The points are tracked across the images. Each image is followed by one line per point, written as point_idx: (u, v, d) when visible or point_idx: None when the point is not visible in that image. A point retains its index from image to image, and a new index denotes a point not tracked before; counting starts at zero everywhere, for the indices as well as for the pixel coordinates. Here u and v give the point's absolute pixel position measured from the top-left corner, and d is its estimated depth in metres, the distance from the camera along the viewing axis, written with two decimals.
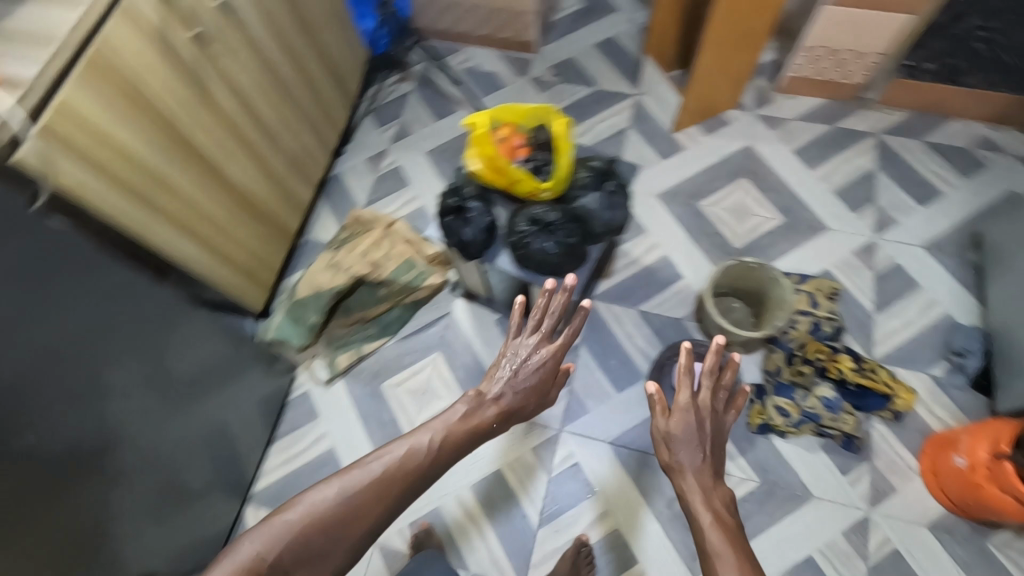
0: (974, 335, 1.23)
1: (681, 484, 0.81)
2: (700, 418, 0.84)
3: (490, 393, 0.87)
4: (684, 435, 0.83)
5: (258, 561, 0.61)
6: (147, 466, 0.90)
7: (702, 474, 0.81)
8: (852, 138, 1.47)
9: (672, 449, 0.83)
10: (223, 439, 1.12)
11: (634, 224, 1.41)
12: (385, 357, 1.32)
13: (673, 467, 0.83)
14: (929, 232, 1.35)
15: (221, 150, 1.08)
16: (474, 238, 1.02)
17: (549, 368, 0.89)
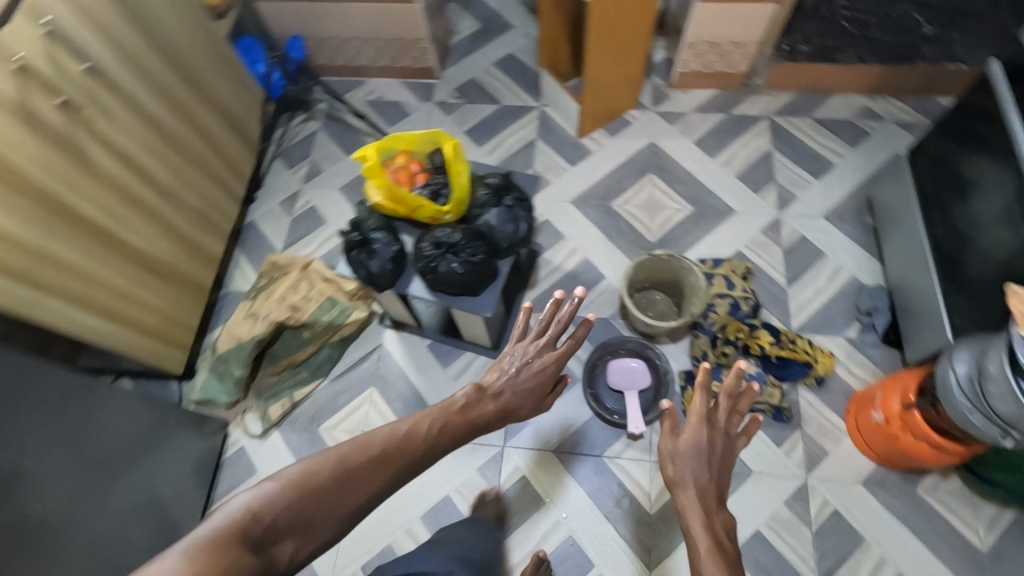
0: (879, 293, 1.29)
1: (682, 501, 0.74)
2: (711, 438, 0.78)
3: (490, 388, 0.82)
4: (691, 451, 0.77)
5: (249, 517, 0.52)
6: (76, 547, 0.90)
7: (705, 495, 0.74)
8: (746, 123, 1.54)
9: (675, 463, 0.77)
10: (161, 511, 1.08)
11: (552, 232, 1.44)
12: (320, 400, 1.29)
13: (675, 482, 0.76)
14: (826, 202, 1.43)
15: (111, 216, 1.05)
16: (382, 269, 1.02)
17: (549, 373, 0.85)
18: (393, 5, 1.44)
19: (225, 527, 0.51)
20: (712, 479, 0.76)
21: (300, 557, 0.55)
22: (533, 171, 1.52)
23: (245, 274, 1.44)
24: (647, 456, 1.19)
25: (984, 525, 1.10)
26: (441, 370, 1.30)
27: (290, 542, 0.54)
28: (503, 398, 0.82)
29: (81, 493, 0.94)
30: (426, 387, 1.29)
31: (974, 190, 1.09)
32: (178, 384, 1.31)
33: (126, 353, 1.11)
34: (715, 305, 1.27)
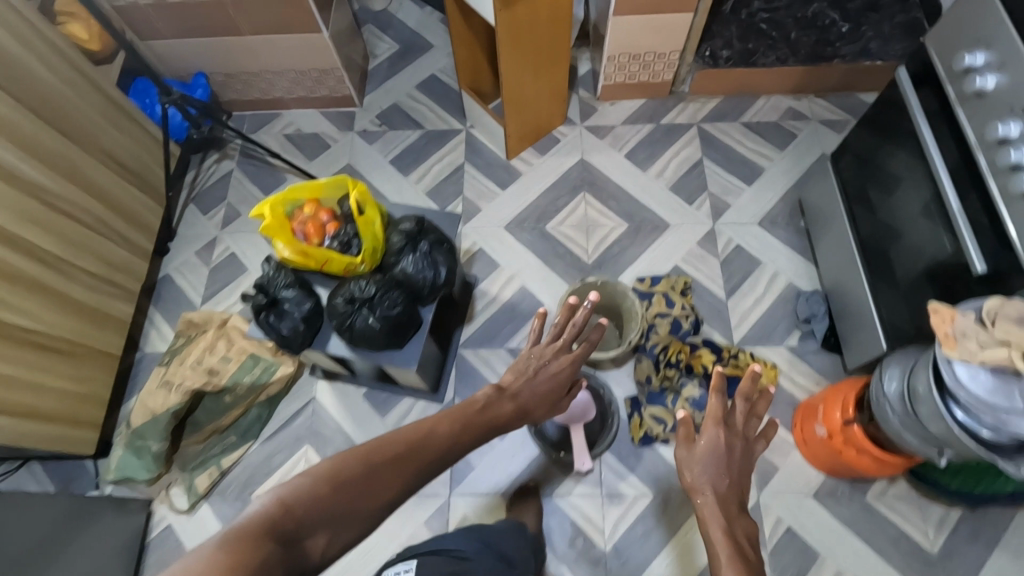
0: (816, 298, 1.28)
1: (702, 511, 0.70)
2: (729, 442, 0.74)
3: (509, 389, 0.81)
4: (711, 458, 0.72)
5: (280, 512, 0.50)
6: None
7: (725, 501, 0.70)
8: (675, 132, 1.52)
9: (693, 470, 0.73)
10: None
11: (487, 261, 1.38)
12: (251, 465, 1.21)
13: (695, 488, 0.72)
14: (760, 208, 1.41)
15: None
16: (294, 331, 0.95)
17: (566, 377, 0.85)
18: (297, 35, 1.36)
19: (258, 519, 0.49)
20: (732, 487, 0.72)
21: (334, 549, 0.53)
22: (463, 197, 1.46)
23: (163, 333, 1.34)
24: (599, 490, 1.16)
25: (933, 527, 1.10)
26: (380, 419, 1.23)
27: (322, 534, 0.52)
28: (521, 397, 0.81)
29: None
30: (364, 440, 1.22)
31: (892, 190, 1.09)
32: (95, 463, 1.21)
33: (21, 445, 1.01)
34: (654, 327, 1.24)
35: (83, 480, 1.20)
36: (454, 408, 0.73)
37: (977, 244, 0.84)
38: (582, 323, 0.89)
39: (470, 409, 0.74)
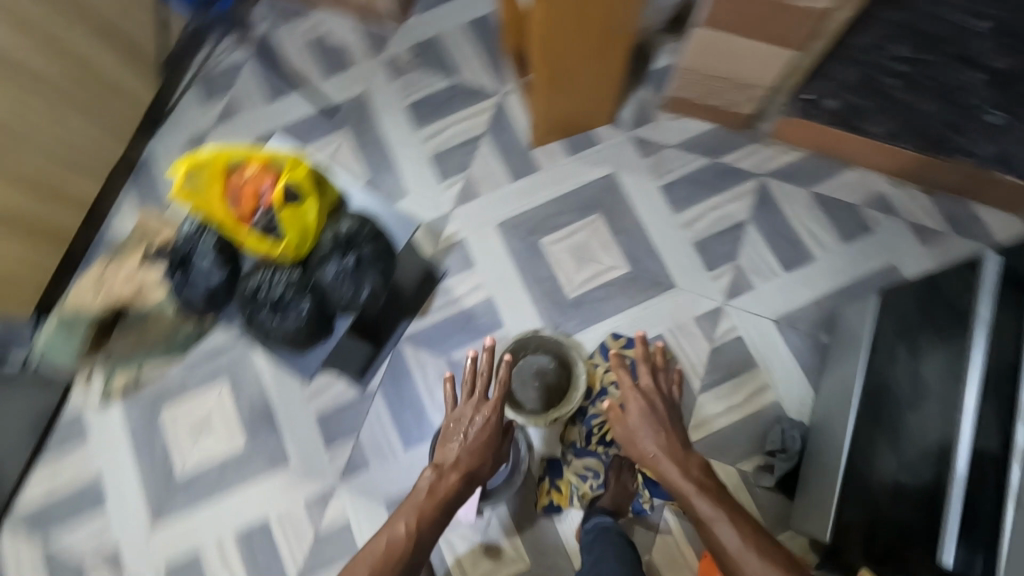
0: (794, 432, 1.11)
1: (658, 469, 0.88)
2: (648, 400, 0.94)
3: (445, 460, 0.86)
4: (642, 423, 0.92)
5: None
6: None
7: (671, 445, 0.90)
8: (729, 179, 1.28)
9: (636, 443, 0.91)
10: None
11: (463, 256, 1.25)
12: (168, 382, 1.21)
13: (645, 457, 0.90)
14: (784, 304, 1.21)
15: None
16: (198, 299, 0.90)
17: (494, 424, 0.89)
18: None
19: None
20: (668, 434, 0.91)
21: None
22: (466, 176, 1.30)
23: (127, 217, 1.31)
24: (479, 538, 1.11)
25: None
26: (299, 384, 1.20)
27: None
28: (462, 464, 0.86)
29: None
30: (278, 399, 1.19)
31: (923, 374, 0.90)
32: None
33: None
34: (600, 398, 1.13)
35: None
36: (406, 501, 0.83)
37: (956, 530, 0.75)
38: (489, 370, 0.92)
39: (422, 488, 0.84)
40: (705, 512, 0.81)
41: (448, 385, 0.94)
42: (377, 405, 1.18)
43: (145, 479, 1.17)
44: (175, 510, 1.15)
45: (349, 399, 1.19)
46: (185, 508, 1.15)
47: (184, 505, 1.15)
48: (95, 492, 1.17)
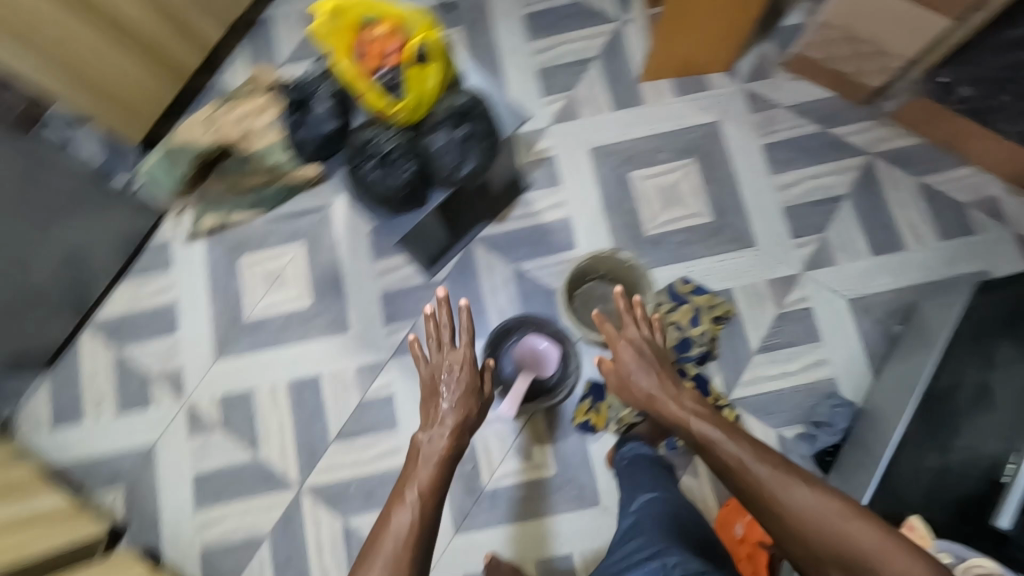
0: (844, 411, 1.10)
1: (655, 408, 0.89)
2: (637, 345, 0.91)
3: (435, 421, 0.84)
4: (634, 367, 0.91)
5: None
6: None
7: (663, 384, 0.90)
8: (836, 151, 1.24)
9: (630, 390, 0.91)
10: (86, 258, 1.18)
11: (550, 173, 1.26)
12: (251, 232, 1.28)
13: (641, 400, 0.90)
14: (863, 287, 1.18)
15: None
16: (309, 142, 0.93)
17: (469, 372, 0.88)
18: None
19: None
20: (660, 374, 0.91)
21: None
22: (569, 96, 1.29)
23: (240, 71, 1.35)
24: (512, 439, 1.15)
25: None
26: (370, 261, 1.24)
27: None
28: (449, 424, 0.84)
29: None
30: (349, 270, 1.24)
31: (993, 388, 0.88)
32: None
33: (74, 122, 1.08)
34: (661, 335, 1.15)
35: None
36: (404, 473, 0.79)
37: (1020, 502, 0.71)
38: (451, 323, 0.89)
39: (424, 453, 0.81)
40: (705, 436, 0.83)
41: (415, 346, 0.90)
42: (441, 295, 1.22)
43: (215, 315, 1.24)
44: (238, 348, 1.23)
45: (414, 284, 1.23)
46: (246, 350, 1.23)
47: (246, 346, 1.23)
48: (169, 316, 1.25)
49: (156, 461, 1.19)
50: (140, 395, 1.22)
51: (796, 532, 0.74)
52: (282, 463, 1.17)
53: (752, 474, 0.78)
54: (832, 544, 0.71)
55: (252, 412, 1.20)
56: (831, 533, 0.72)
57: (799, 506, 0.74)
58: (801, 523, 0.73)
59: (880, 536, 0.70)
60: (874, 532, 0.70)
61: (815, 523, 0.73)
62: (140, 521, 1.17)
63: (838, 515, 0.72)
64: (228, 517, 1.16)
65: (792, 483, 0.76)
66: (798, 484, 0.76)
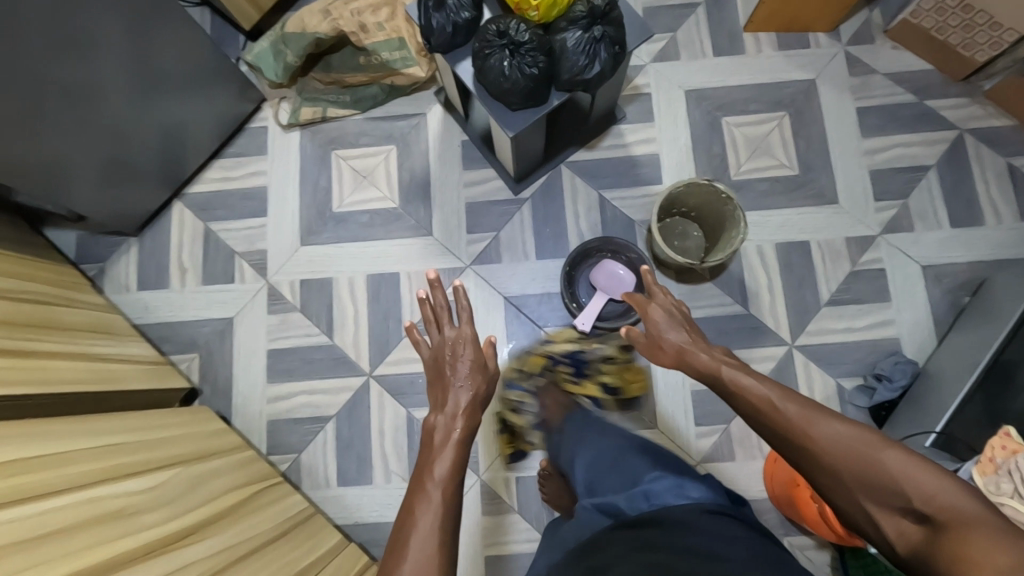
0: (906, 367, 1.13)
1: (684, 363, 0.83)
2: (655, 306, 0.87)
3: (448, 404, 0.80)
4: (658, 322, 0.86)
5: None
6: (116, 127, 1.05)
7: (692, 339, 0.83)
8: (928, 123, 1.26)
9: (657, 346, 0.86)
10: (190, 127, 1.21)
11: (644, 109, 1.28)
12: (346, 129, 1.31)
13: (669, 352, 0.85)
14: (937, 255, 1.20)
15: None
16: (441, 28, 0.94)
17: (472, 348, 0.85)
18: None
19: None
20: (689, 331, 0.85)
21: None
22: (672, 37, 1.31)
23: None
24: None
25: None
26: (460, 171, 1.28)
27: None
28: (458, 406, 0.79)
29: (112, 85, 0.99)
30: (437, 176, 1.28)
31: None
32: (245, 41, 1.34)
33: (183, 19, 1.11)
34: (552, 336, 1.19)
35: (231, 46, 1.33)
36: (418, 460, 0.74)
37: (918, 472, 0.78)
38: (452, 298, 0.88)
39: (439, 438, 0.76)
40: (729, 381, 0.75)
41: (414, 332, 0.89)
42: (524, 213, 1.26)
43: (305, 204, 1.28)
44: (323, 238, 1.27)
45: (499, 199, 1.26)
46: (330, 241, 1.27)
47: (330, 237, 1.27)
48: (258, 200, 1.29)
49: (234, 333, 1.23)
50: (224, 270, 1.26)
51: (826, 469, 0.62)
52: (354, 351, 1.22)
53: (779, 412, 0.68)
54: (862, 477, 0.59)
55: (331, 298, 1.24)
56: (862, 465, 0.59)
57: (831, 440, 0.62)
58: (828, 458, 0.62)
59: (915, 463, 0.57)
60: (911, 457, 0.58)
61: (845, 456, 0.61)
62: (214, 388, 1.21)
63: (867, 445, 0.60)
64: (297, 394, 1.20)
65: (820, 418, 0.65)
66: (826, 417, 0.64)
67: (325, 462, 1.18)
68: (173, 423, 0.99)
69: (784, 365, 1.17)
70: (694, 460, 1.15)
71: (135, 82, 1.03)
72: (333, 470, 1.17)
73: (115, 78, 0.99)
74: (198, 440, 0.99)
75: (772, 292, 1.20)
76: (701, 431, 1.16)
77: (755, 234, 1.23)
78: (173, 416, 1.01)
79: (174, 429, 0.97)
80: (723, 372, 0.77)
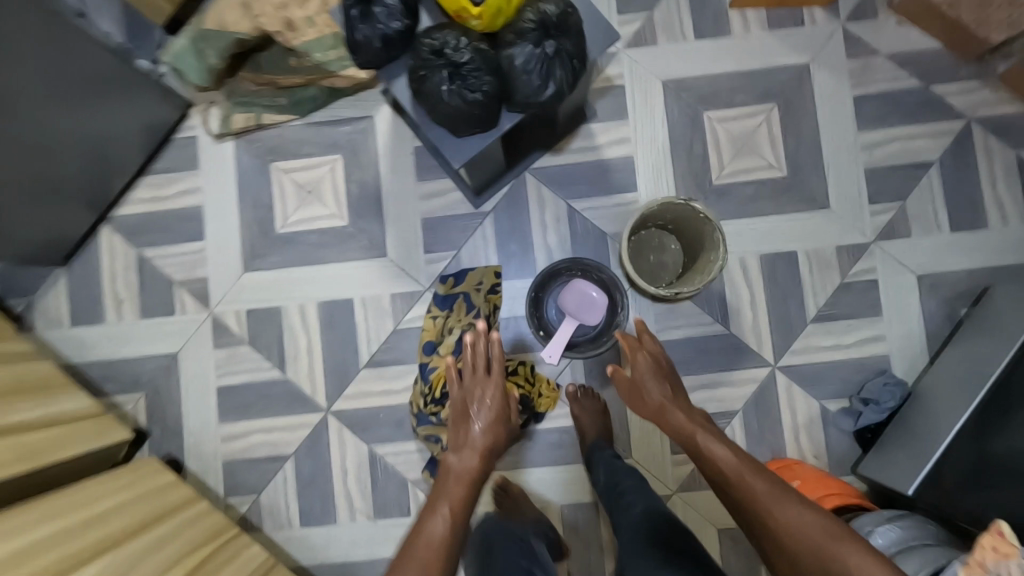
0: (895, 389, 1.06)
1: (663, 419, 0.87)
2: (639, 359, 0.91)
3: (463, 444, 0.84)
4: (647, 373, 0.90)
5: None
6: (20, 158, 0.92)
7: (676, 394, 0.89)
8: (932, 110, 1.13)
9: (642, 399, 0.90)
10: (104, 146, 1.07)
11: (617, 105, 1.14)
12: (286, 137, 1.17)
13: (652, 409, 0.88)
14: (934, 263, 1.11)
15: None
16: (367, 42, 0.81)
17: (500, 398, 0.86)
18: None
19: None
20: (673, 389, 0.90)
21: None
22: (648, 17, 1.15)
23: None
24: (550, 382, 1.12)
25: None
26: (414, 182, 1.15)
27: None
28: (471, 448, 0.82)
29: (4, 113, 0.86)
30: (390, 188, 1.15)
31: None
32: None
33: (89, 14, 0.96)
34: (437, 347, 1.08)
35: None
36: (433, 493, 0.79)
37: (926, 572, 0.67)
38: (488, 354, 0.87)
39: (453, 475, 0.80)
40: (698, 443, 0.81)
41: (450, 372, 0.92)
42: (487, 227, 1.14)
43: (245, 224, 1.16)
44: (267, 260, 1.16)
45: (459, 213, 1.14)
46: (276, 264, 1.16)
47: (276, 260, 1.16)
48: (194, 220, 1.17)
49: (180, 369, 1.15)
50: (163, 300, 1.16)
51: (790, 551, 0.70)
52: (310, 384, 1.14)
53: (749, 486, 0.75)
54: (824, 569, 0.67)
55: (281, 329, 1.15)
56: (824, 554, 0.67)
57: (795, 526, 0.70)
58: (796, 543, 0.69)
59: (873, 563, 0.64)
60: (869, 559, 0.65)
61: (807, 542, 0.69)
62: (162, 429, 1.14)
63: (828, 536, 0.68)
64: (252, 433, 1.13)
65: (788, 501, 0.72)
66: (793, 502, 0.72)
67: (287, 502, 1.12)
68: (111, 491, 0.92)
69: (766, 387, 1.10)
70: (671, 489, 1.10)
71: (31, 104, 0.90)
72: (296, 509, 1.12)
73: (4, 110, 0.85)
74: (141, 506, 0.92)
75: (756, 309, 1.11)
76: (679, 458, 1.10)
77: (737, 244, 1.12)
78: (109, 484, 0.93)
79: (114, 499, 0.90)
80: (698, 438, 0.81)
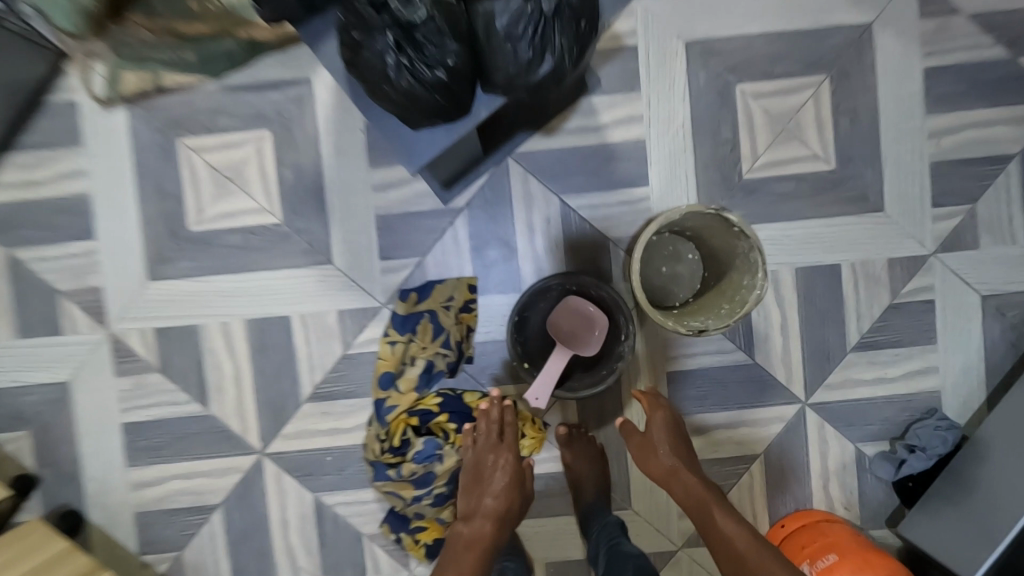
0: (947, 435, 0.89)
1: (672, 487, 0.79)
2: (656, 419, 0.82)
3: (475, 512, 0.78)
4: (662, 434, 0.81)
5: None
6: None
7: (688, 458, 0.80)
8: (1018, 89, 0.90)
9: (652, 458, 0.80)
10: None
11: (626, 73, 0.89)
12: (196, 104, 0.90)
13: (663, 471, 0.79)
14: (1004, 281, 0.91)
15: None
16: None
17: (514, 464, 0.80)
18: None
19: None
20: (688, 450, 0.81)
21: None
22: None
23: None
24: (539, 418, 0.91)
25: None
26: (364, 168, 0.90)
27: None
28: (482, 518, 0.78)
29: None
30: (334, 176, 0.90)
31: None
32: None
33: None
34: (395, 381, 0.88)
35: None
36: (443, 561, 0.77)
37: None
38: (501, 421, 0.81)
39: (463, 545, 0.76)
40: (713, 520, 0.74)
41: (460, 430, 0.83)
42: (458, 228, 0.91)
43: (148, 219, 0.91)
44: (178, 267, 0.91)
45: (423, 209, 0.90)
46: (190, 272, 0.91)
47: (190, 267, 0.91)
48: (80, 213, 0.91)
49: (73, 403, 0.92)
50: (45, 316, 0.91)
51: None
52: (238, 422, 0.92)
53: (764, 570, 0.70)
54: None
55: (200, 354, 0.92)
56: None
57: None
58: None
59: None
60: None
61: None
62: (56, 475, 0.92)
63: None
64: (168, 479, 0.92)
65: None
66: None
67: (215, 562, 0.93)
68: None
69: (794, 428, 0.92)
70: (676, 545, 0.93)
71: None
72: (227, 569, 0.93)
73: None
74: None
75: (787, 335, 0.91)
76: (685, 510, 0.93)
77: (769, 255, 0.91)
78: None
79: None
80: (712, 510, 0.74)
